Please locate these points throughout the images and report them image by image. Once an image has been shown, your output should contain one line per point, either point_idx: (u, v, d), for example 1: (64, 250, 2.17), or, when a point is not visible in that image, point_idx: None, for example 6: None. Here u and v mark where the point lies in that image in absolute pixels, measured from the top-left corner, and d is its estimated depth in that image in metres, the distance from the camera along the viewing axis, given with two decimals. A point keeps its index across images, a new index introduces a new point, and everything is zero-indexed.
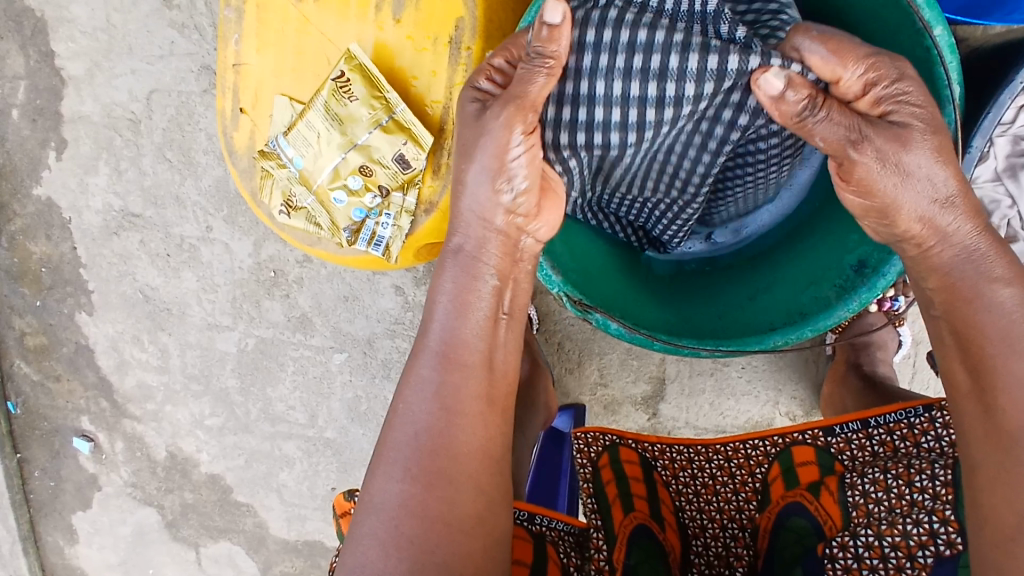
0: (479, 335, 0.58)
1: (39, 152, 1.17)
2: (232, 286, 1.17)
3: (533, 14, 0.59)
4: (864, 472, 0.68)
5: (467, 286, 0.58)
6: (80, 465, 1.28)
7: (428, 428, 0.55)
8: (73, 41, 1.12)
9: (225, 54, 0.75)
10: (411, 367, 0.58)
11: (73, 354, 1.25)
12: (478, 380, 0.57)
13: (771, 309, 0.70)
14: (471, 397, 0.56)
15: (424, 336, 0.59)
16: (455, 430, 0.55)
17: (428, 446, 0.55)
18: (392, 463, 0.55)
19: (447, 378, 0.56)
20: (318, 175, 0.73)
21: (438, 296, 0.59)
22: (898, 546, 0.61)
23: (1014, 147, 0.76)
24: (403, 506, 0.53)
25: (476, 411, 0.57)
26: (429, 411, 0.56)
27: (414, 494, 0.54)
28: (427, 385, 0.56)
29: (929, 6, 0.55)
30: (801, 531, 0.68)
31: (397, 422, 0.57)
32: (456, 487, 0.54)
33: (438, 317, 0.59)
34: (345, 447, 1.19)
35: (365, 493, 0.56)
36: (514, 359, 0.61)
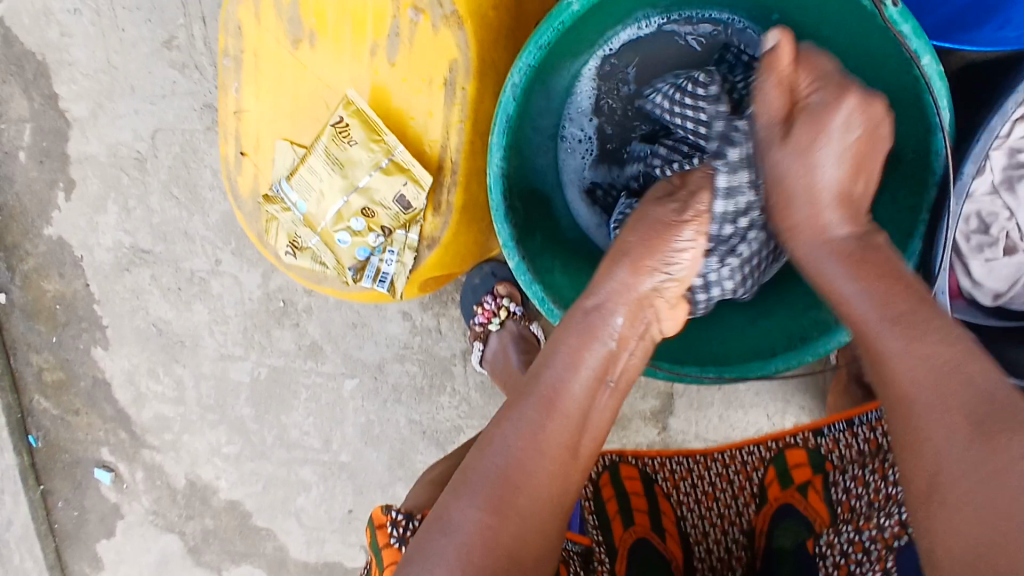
0: (584, 391, 0.56)
1: (48, 193, 1.19)
2: (242, 316, 1.18)
3: (524, 60, 0.60)
4: (846, 469, 0.70)
5: (585, 341, 0.56)
6: (102, 496, 1.30)
7: (516, 466, 0.52)
8: (77, 84, 1.14)
9: (226, 101, 0.77)
10: (513, 405, 0.55)
11: (91, 388, 1.27)
12: (569, 432, 0.54)
13: (772, 334, 0.71)
14: (563, 445, 0.54)
15: (531, 374, 0.56)
16: (542, 472, 0.52)
17: (512, 481, 0.52)
18: (474, 488, 0.52)
19: (547, 424, 0.53)
20: (322, 218, 0.74)
21: (555, 347, 0.57)
22: (876, 539, 0.59)
23: (1011, 159, 0.77)
24: (478, 534, 0.50)
25: (563, 459, 0.54)
26: (522, 448, 0.52)
27: (489, 525, 0.50)
28: (527, 425, 0.53)
29: (917, 35, 0.54)
30: (793, 531, 0.69)
31: (484, 451, 0.54)
32: (527, 528, 0.51)
33: (553, 363, 0.56)
34: (361, 470, 1.21)
35: (441, 510, 0.53)
36: (606, 422, 0.58)
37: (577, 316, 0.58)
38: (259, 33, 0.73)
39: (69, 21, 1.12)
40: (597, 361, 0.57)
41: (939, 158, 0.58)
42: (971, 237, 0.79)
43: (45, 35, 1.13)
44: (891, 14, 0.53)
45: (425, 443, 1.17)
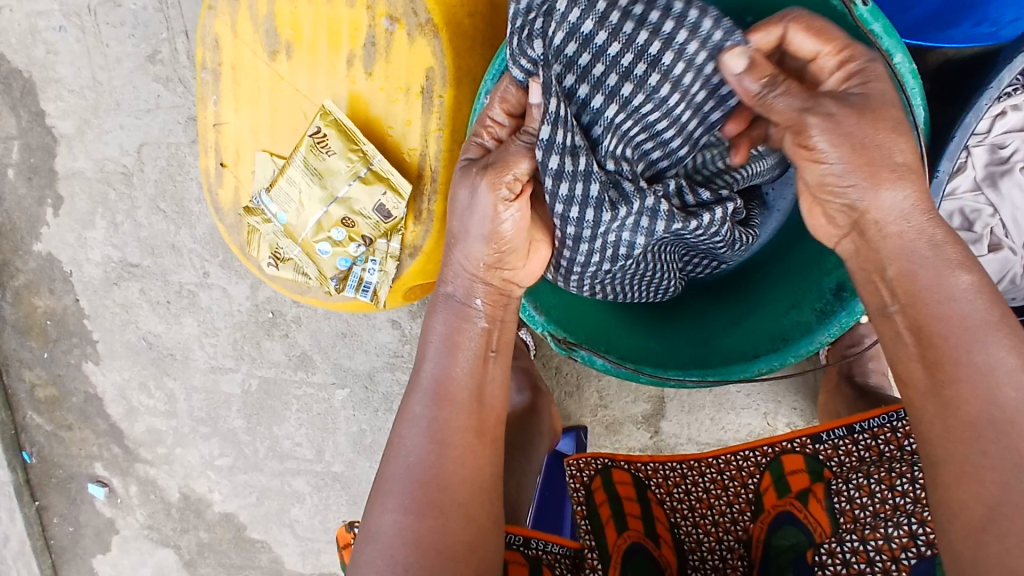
0: (469, 370, 0.59)
1: (37, 210, 1.19)
2: (232, 328, 1.18)
3: (496, 67, 0.60)
4: (848, 477, 0.68)
5: (457, 327, 0.59)
6: (97, 511, 1.30)
7: (422, 463, 0.56)
8: (63, 100, 1.14)
9: (205, 115, 0.77)
10: (406, 406, 0.58)
11: (83, 403, 1.27)
12: (466, 415, 0.57)
13: (755, 335, 0.71)
14: (462, 429, 0.57)
15: (417, 373, 0.60)
16: (446, 462, 0.56)
17: (421, 479, 0.55)
18: (388, 494, 0.55)
19: (439, 415, 0.57)
20: (302, 228, 0.74)
21: (430, 335, 0.60)
22: (882, 550, 0.61)
23: (992, 155, 0.77)
24: (399, 537, 0.54)
25: (467, 444, 0.57)
26: (422, 444, 0.56)
27: (408, 525, 0.54)
28: (422, 422, 0.57)
29: (888, 34, 0.54)
30: (793, 541, 0.68)
31: (393, 456, 0.57)
32: (448, 518, 0.54)
33: (430, 355, 0.59)
34: (354, 480, 1.20)
35: (365, 524, 0.56)
36: (502, 395, 0.60)
37: (439, 302, 0.61)
38: (235, 46, 0.74)
39: (53, 37, 1.12)
40: (476, 339, 0.59)
41: None
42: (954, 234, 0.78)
43: (30, 52, 1.13)
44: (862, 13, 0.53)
45: None
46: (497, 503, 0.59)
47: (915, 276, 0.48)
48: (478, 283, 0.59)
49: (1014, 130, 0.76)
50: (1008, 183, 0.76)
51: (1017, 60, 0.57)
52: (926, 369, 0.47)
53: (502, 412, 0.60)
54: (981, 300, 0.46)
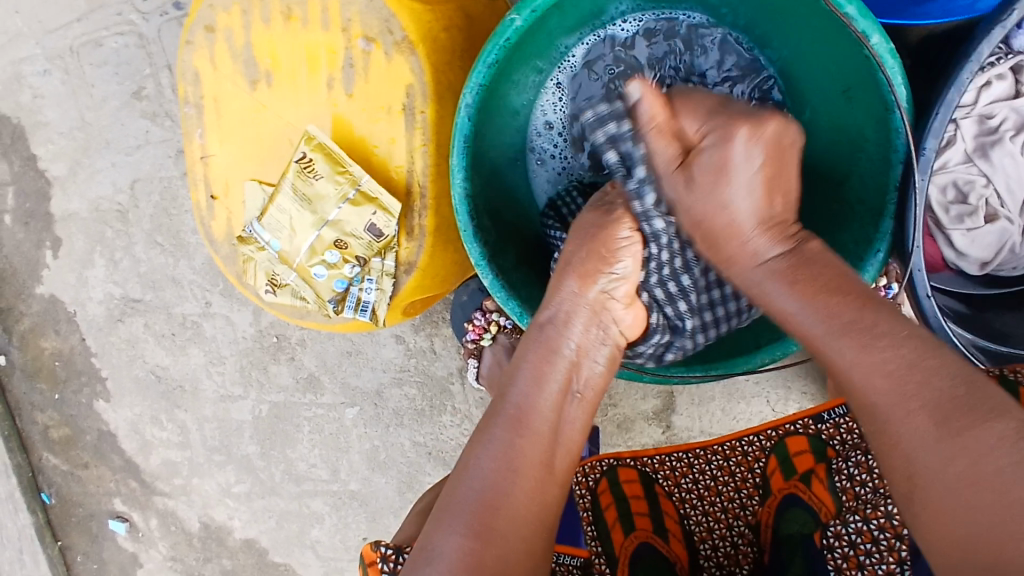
0: (551, 403, 0.57)
1: (36, 253, 1.20)
2: (238, 355, 1.19)
3: (474, 80, 0.60)
4: (848, 456, 0.70)
5: (543, 357, 0.59)
6: (119, 546, 1.31)
7: (491, 487, 0.53)
8: (53, 143, 1.15)
9: (192, 148, 0.77)
10: (482, 427, 0.56)
11: (97, 441, 1.28)
12: (543, 447, 0.56)
13: (757, 326, 0.71)
14: (538, 460, 0.55)
15: (499, 396, 0.58)
16: (518, 491, 0.53)
17: (489, 502, 0.52)
18: (452, 516, 0.53)
19: (517, 440, 0.55)
20: (296, 254, 0.74)
21: (519, 363, 0.59)
22: (884, 527, 0.60)
23: (981, 126, 0.77)
24: (461, 561, 0.50)
25: (538, 477, 0.54)
26: (494, 467, 0.54)
27: (472, 550, 0.51)
28: (497, 445, 0.55)
29: (863, 16, 0.54)
30: (795, 522, 0.68)
31: (459, 478, 0.55)
32: (510, 550, 0.51)
33: (518, 380, 0.58)
34: (371, 497, 1.20)
35: (423, 544, 0.53)
36: (580, 433, 0.59)
37: (530, 338, 0.60)
38: (215, 78, 0.74)
39: (38, 82, 1.13)
40: (560, 372, 0.58)
41: (898, 137, 0.58)
42: (950, 208, 0.78)
43: (17, 98, 1.14)
44: None
45: (431, 463, 1.17)
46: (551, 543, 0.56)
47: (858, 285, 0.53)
48: (577, 306, 0.61)
49: (999, 100, 0.76)
50: (1000, 153, 0.76)
51: (994, 32, 0.57)
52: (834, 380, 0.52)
53: (572, 461, 0.58)
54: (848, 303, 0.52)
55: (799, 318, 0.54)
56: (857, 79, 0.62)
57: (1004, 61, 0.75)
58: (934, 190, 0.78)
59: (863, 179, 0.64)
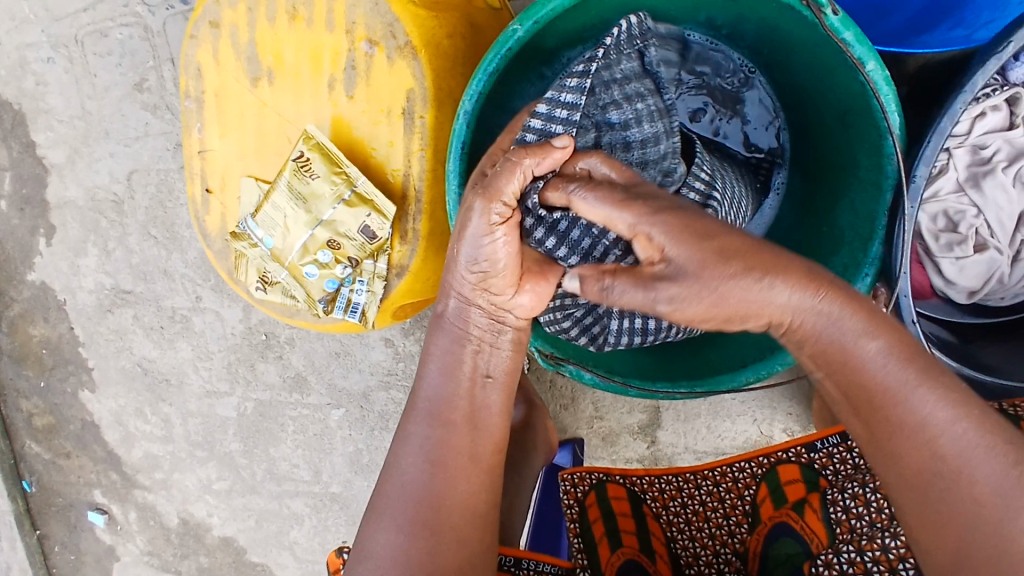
0: (465, 393, 0.58)
1: (30, 239, 1.20)
2: (226, 351, 1.18)
3: (474, 87, 0.61)
4: (844, 486, 0.69)
5: (452, 350, 0.58)
6: (96, 538, 1.29)
7: (416, 484, 0.56)
8: (53, 130, 1.15)
9: (191, 142, 0.78)
10: (404, 425, 0.58)
11: (80, 431, 1.27)
12: (465, 437, 0.57)
13: (744, 345, 0.72)
14: (459, 452, 0.57)
15: (414, 392, 0.59)
16: (444, 485, 0.56)
17: (422, 500, 0.56)
18: (382, 513, 0.56)
19: (436, 437, 0.57)
20: (289, 252, 0.74)
21: (429, 356, 0.59)
22: (879, 560, 0.61)
23: (974, 157, 0.78)
24: (391, 557, 0.54)
25: (463, 467, 0.57)
26: (420, 465, 0.56)
27: (400, 544, 0.55)
28: (419, 442, 0.57)
29: (859, 42, 0.55)
30: (789, 552, 0.67)
31: (389, 473, 0.58)
32: (440, 542, 0.55)
33: (429, 376, 0.58)
34: (352, 500, 1.19)
35: (359, 538, 0.57)
36: (499, 417, 0.59)
37: (442, 322, 0.58)
38: (219, 73, 0.75)
39: (41, 68, 1.13)
40: (469, 363, 0.58)
41: (891, 163, 0.59)
42: (940, 236, 0.79)
43: (19, 83, 1.14)
44: (832, 22, 0.54)
45: None
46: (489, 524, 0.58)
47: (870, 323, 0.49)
48: (471, 304, 0.57)
49: (993, 131, 0.78)
50: (991, 183, 0.77)
51: (990, 63, 0.57)
52: (863, 423, 0.49)
53: (499, 441, 0.59)
54: (899, 359, 0.47)
55: (881, 371, 0.47)
56: (853, 105, 0.63)
57: (998, 94, 0.76)
58: (925, 218, 0.79)
59: (854, 205, 0.66)
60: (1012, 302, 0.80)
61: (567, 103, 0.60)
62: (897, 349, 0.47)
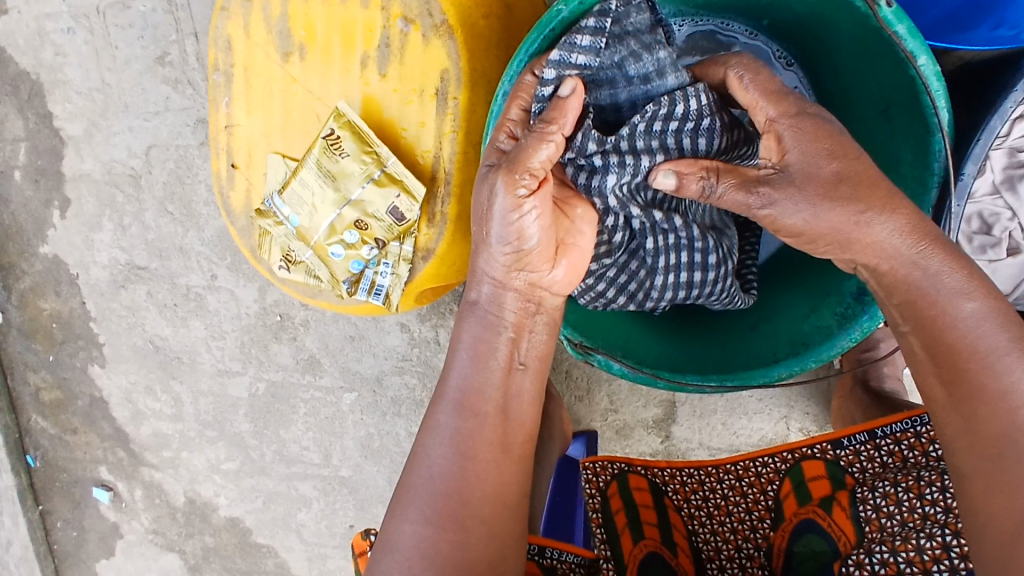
0: (497, 383, 0.56)
1: (43, 212, 1.19)
2: (240, 331, 1.17)
3: (513, 69, 0.60)
4: (874, 485, 0.68)
5: (485, 339, 0.57)
6: (102, 515, 1.29)
7: (446, 475, 0.54)
8: (70, 102, 1.14)
9: (217, 117, 0.77)
10: (431, 412, 0.57)
11: (89, 407, 1.26)
12: (494, 427, 0.56)
13: (774, 341, 0.71)
14: (489, 443, 0.55)
15: (442, 382, 0.58)
16: (472, 477, 0.54)
17: (451, 492, 0.54)
18: (408, 504, 0.55)
19: (464, 425, 0.55)
20: (315, 232, 0.73)
21: (458, 345, 0.58)
22: (913, 561, 0.61)
23: (1010, 159, 0.77)
24: (418, 549, 0.53)
25: (491, 458, 0.55)
26: (446, 455, 0.55)
27: (426, 536, 0.53)
28: (446, 432, 0.55)
29: (912, 36, 0.54)
30: (816, 551, 0.67)
31: (415, 463, 0.56)
32: (469, 534, 0.53)
33: (457, 366, 0.57)
34: (361, 485, 1.19)
35: (384, 531, 0.56)
36: (531, 408, 0.58)
37: (467, 311, 0.58)
38: (248, 48, 0.74)
39: (61, 39, 1.12)
40: (503, 352, 0.57)
41: (937, 160, 0.58)
42: (973, 237, 0.78)
43: (38, 54, 1.13)
44: (885, 14, 0.53)
45: None
46: (522, 518, 0.57)
47: (919, 301, 0.50)
48: (504, 292, 0.56)
49: None
50: None
51: None
52: (945, 386, 0.49)
53: (529, 433, 0.58)
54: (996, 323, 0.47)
55: (978, 331, 0.47)
56: (901, 100, 0.61)
57: None
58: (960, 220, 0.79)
59: None
60: None
61: (577, 66, 0.56)
62: (994, 314, 0.48)
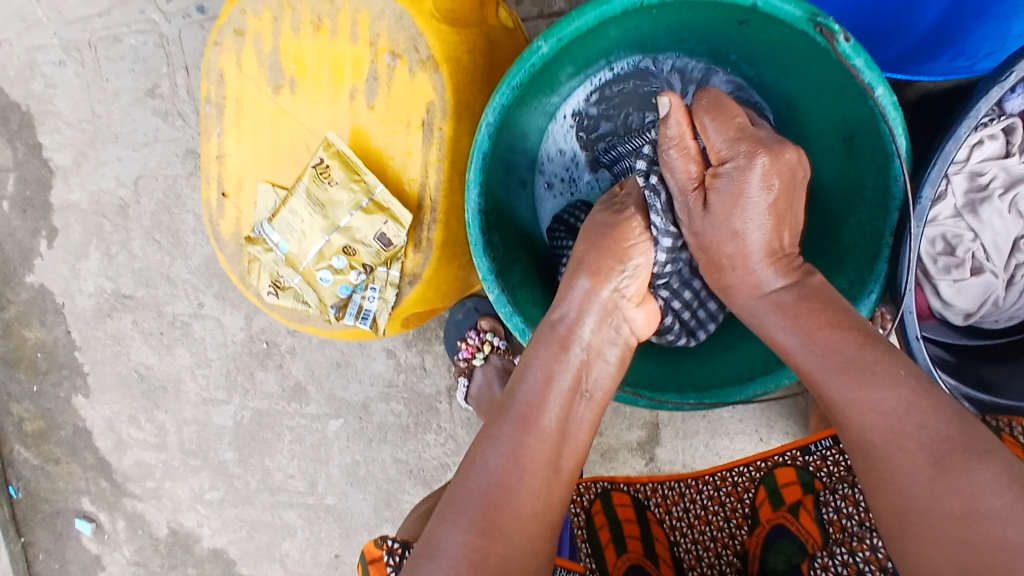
0: (561, 405, 0.56)
1: (30, 241, 1.19)
2: (225, 359, 1.18)
3: (498, 100, 0.63)
4: (835, 488, 0.70)
5: (553, 362, 0.58)
6: (83, 547, 1.27)
7: (500, 482, 0.52)
8: (60, 133, 1.15)
9: (208, 146, 0.79)
10: (489, 425, 0.56)
11: (71, 437, 1.25)
12: (551, 445, 0.55)
13: (749, 360, 0.73)
14: (544, 458, 0.54)
15: (507, 397, 0.58)
16: (525, 486, 0.52)
17: (498, 498, 0.51)
18: (456, 513, 0.51)
19: (524, 438, 0.54)
20: (304, 257, 0.75)
21: (528, 365, 0.59)
22: (870, 560, 0.61)
23: (971, 183, 0.81)
24: (466, 558, 0.49)
25: (543, 475, 0.53)
26: (502, 463, 0.53)
27: (477, 543, 0.49)
28: (504, 444, 0.54)
29: (869, 68, 0.57)
30: (785, 553, 0.69)
31: (466, 475, 0.54)
32: (515, 542, 0.50)
33: (525, 381, 0.57)
34: (346, 513, 1.18)
35: (427, 540, 0.52)
36: (586, 440, 0.58)
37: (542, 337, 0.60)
38: (240, 81, 0.76)
39: (53, 72, 1.14)
40: (569, 375, 0.58)
41: (897, 184, 0.61)
42: (938, 258, 0.82)
43: (29, 86, 1.15)
44: (844, 48, 0.57)
45: (411, 482, 1.15)
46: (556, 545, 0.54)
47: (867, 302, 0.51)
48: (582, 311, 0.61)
49: (990, 158, 0.80)
50: (988, 210, 0.80)
51: (993, 92, 0.59)
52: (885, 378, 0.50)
53: (583, 461, 0.58)
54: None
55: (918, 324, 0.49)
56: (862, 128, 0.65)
57: (996, 122, 0.79)
58: (924, 242, 0.82)
59: (859, 222, 0.67)
60: (1006, 325, 0.82)
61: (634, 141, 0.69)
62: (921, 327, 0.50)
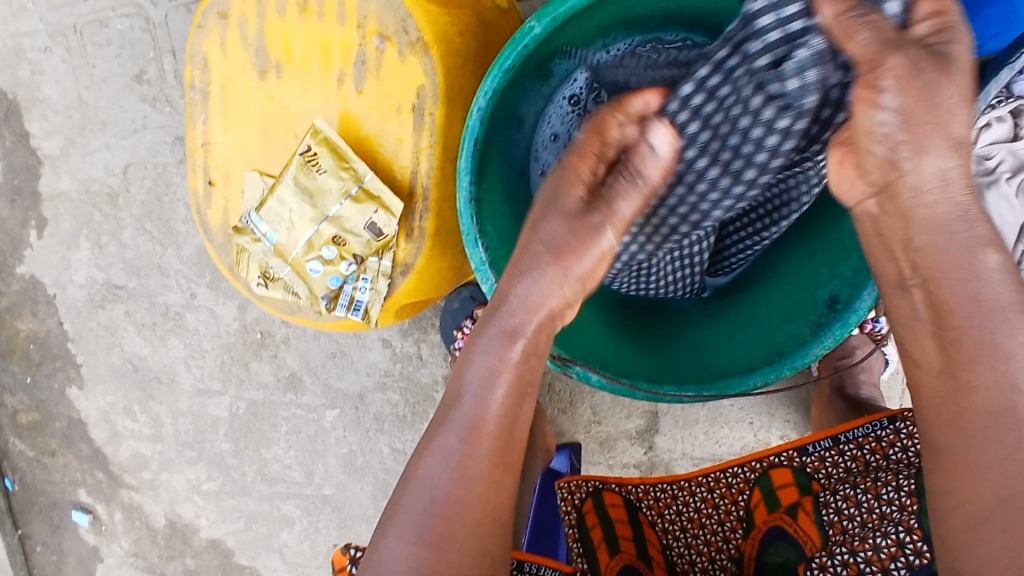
0: (509, 407, 0.53)
1: (20, 232, 1.18)
2: (219, 349, 1.16)
3: (489, 83, 0.60)
4: (836, 489, 0.69)
5: (502, 358, 0.53)
6: (80, 539, 1.27)
7: (447, 497, 0.51)
8: (47, 121, 1.13)
9: (194, 134, 0.77)
10: (433, 434, 0.53)
11: (66, 429, 1.24)
12: (501, 451, 0.53)
13: (750, 351, 0.71)
14: (493, 465, 0.52)
15: (452, 397, 0.53)
16: (475, 495, 0.51)
17: (445, 510, 0.51)
18: (404, 524, 0.52)
19: (472, 451, 0.51)
20: (292, 248, 0.73)
21: (471, 362, 0.53)
22: (872, 560, 0.61)
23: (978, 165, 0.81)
24: (412, 572, 0.50)
25: (493, 480, 0.52)
26: (449, 478, 0.51)
27: (423, 560, 0.50)
28: (451, 454, 0.52)
29: None
30: (784, 559, 0.67)
31: (412, 482, 0.53)
32: (463, 552, 0.51)
33: (471, 384, 0.53)
34: (345, 503, 1.17)
35: (375, 549, 0.53)
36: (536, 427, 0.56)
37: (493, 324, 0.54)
38: (225, 66, 0.74)
39: (39, 58, 1.12)
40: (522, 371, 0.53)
41: None
42: None
43: (15, 73, 1.13)
44: None
45: None
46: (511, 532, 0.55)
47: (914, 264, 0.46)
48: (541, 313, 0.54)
49: (998, 142, 0.81)
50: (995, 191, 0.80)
51: None
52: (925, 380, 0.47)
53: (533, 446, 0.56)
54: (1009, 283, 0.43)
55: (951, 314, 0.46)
56: None
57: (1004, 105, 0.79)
58: None
59: None
60: None
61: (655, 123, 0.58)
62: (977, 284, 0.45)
